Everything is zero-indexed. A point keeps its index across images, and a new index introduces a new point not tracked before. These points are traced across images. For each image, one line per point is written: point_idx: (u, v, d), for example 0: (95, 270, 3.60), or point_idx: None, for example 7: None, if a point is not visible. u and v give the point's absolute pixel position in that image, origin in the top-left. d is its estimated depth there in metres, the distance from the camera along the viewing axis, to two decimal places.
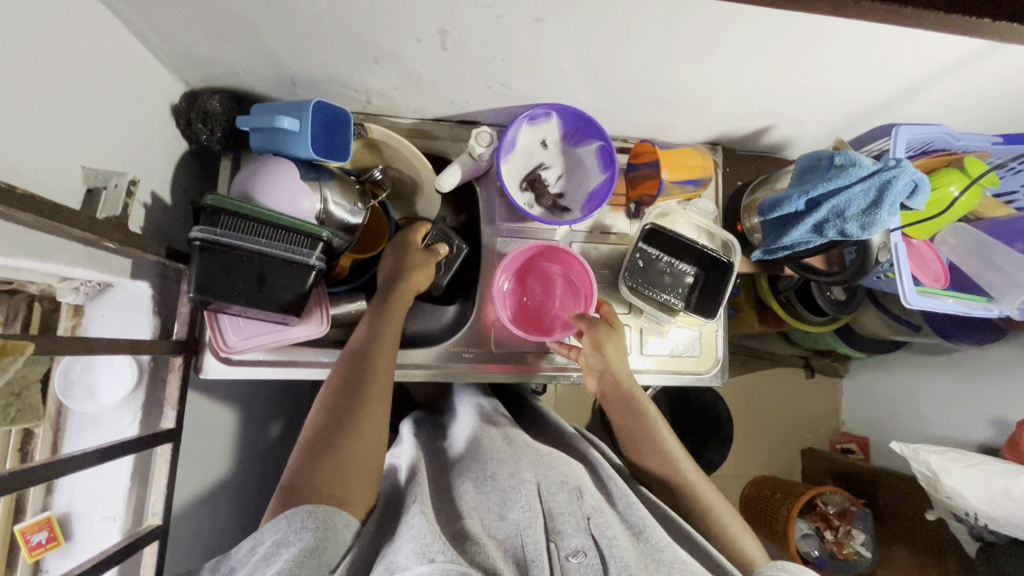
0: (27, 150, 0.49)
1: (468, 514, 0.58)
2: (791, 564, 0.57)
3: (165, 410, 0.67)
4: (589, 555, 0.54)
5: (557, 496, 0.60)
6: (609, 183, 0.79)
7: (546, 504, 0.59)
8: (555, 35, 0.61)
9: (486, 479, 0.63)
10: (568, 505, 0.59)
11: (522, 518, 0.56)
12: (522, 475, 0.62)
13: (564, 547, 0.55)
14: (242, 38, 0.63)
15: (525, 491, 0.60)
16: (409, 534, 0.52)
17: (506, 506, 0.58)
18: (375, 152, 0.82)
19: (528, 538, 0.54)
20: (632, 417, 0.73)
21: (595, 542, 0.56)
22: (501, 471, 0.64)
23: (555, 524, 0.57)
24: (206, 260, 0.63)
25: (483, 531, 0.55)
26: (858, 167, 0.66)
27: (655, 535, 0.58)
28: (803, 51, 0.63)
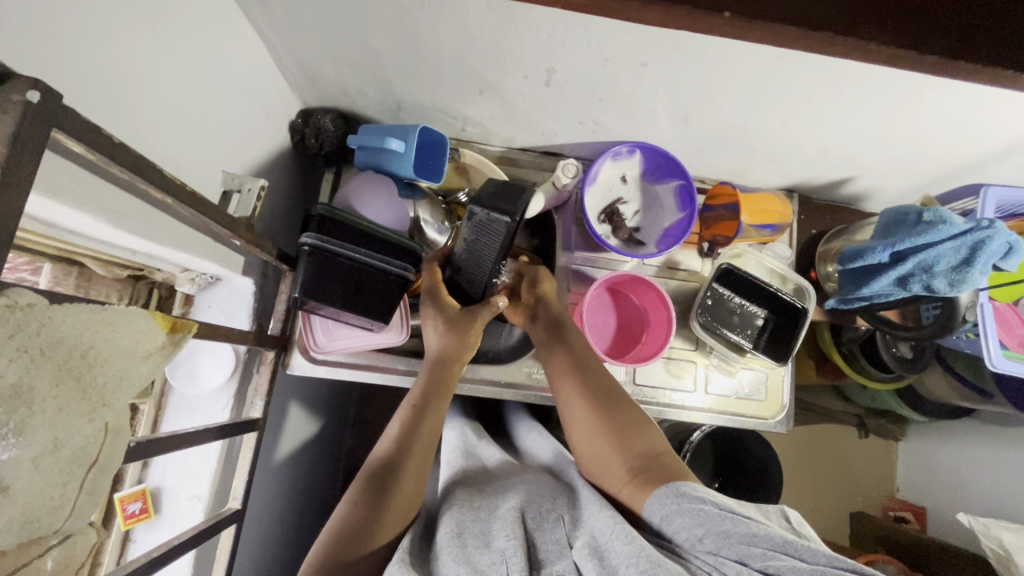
0: (186, 154, 0.54)
1: (446, 545, 0.56)
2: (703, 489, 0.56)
3: (254, 400, 0.71)
4: None
5: (542, 526, 0.59)
6: (687, 221, 0.81)
7: (528, 534, 0.57)
8: (655, 78, 0.64)
9: (468, 509, 0.61)
10: (551, 534, 0.58)
11: (503, 545, 0.54)
12: (505, 505, 0.60)
13: (548, 573, 0.54)
14: (364, 65, 0.69)
15: (509, 518, 0.58)
16: None
17: (490, 535, 0.57)
18: (463, 176, 0.85)
19: (510, 566, 0.52)
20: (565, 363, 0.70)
21: (577, 565, 0.54)
22: (486, 506, 0.61)
23: (536, 553, 0.56)
24: (313, 263, 0.68)
25: (462, 557, 0.53)
26: (949, 225, 0.65)
27: (624, 530, 0.54)
28: (898, 108, 0.64)
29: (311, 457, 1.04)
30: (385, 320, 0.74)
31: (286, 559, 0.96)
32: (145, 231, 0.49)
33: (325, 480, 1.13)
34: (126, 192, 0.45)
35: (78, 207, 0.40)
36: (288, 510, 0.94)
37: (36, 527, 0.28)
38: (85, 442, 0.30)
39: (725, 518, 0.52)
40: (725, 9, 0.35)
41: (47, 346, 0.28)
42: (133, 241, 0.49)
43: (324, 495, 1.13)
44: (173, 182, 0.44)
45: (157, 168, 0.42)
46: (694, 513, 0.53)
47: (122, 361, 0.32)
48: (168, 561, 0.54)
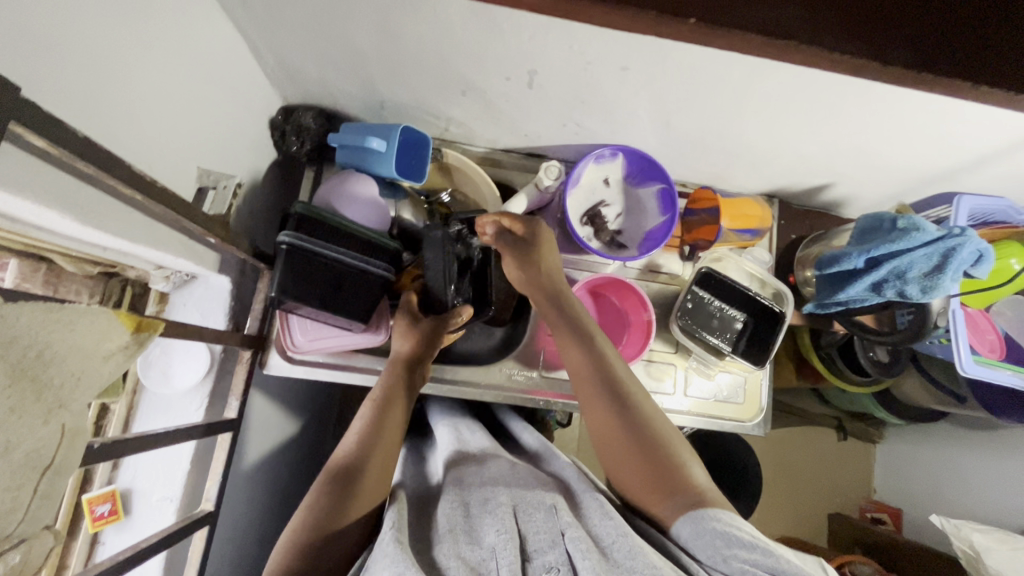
0: (159, 151, 0.53)
1: (441, 537, 0.56)
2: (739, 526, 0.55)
3: (229, 400, 0.70)
4: (562, 570, 0.53)
5: (534, 516, 0.58)
6: (668, 225, 0.81)
7: (521, 526, 0.57)
8: (636, 82, 0.64)
9: (463, 500, 0.61)
10: (543, 524, 0.57)
11: (495, 539, 0.55)
12: (497, 498, 0.60)
13: (538, 564, 0.54)
14: (345, 63, 0.68)
15: (502, 511, 0.58)
16: (382, 561, 0.51)
17: (482, 530, 0.57)
18: (445, 175, 0.86)
19: (501, 560, 0.53)
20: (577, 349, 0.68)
21: (569, 557, 0.54)
22: (479, 497, 0.61)
23: (528, 545, 0.56)
24: (291, 262, 0.67)
25: (454, 553, 0.53)
26: (921, 232, 0.66)
27: (628, 542, 0.55)
28: (874, 117, 0.65)
29: (289, 457, 1.03)
30: (364, 321, 0.73)
31: (262, 561, 0.95)
32: (115, 228, 0.48)
33: (304, 481, 1.12)
34: (94, 189, 0.44)
35: (42, 202, 0.39)
36: (264, 511, 0.93)
37: None
38: (40, 443, 0.29)
39: (762, 556, 0.52)
40: (693, 15, 0.36)
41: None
42: (102, 238, 0.48)
43: (302, 495, 1.12)
44: (142, 178, 0.44)
45: (124, 164, 0.42)
46: (732, 538, 0.53)
47: (80, 361, 0.32)
48: (135, 564, 0.53)
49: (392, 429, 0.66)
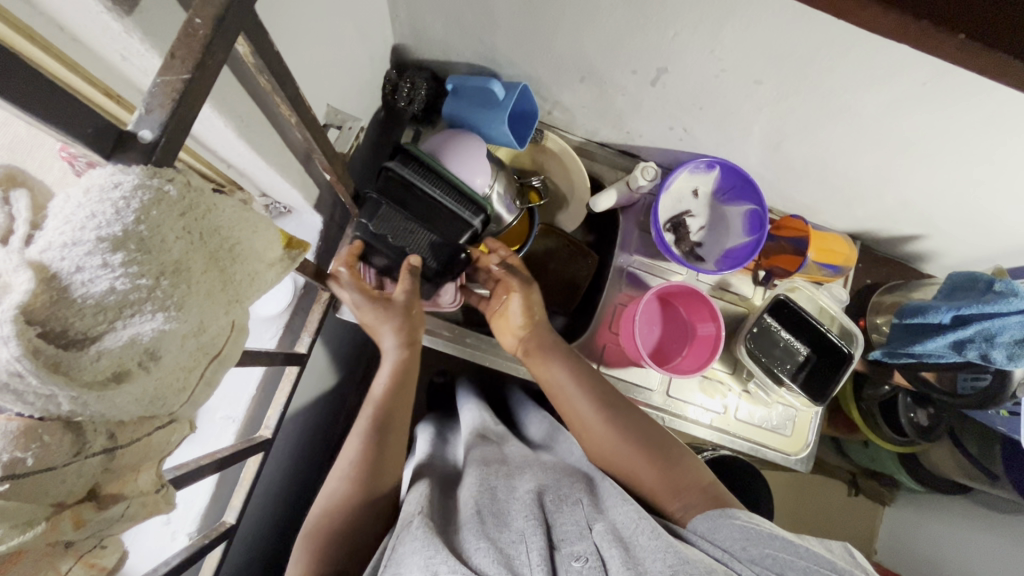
0: (304, 82, 0.55)
1: (466, 522, 0.56)
2: (737, 515, 0.56)
3: (301, 336, 0.72)
4: (592, 559, 0.53)
5: (561, 509, 0.59)
6: (754, 246, 0.80)
7: (549, 516, 0.58)
8: (764, 98, 0.64)
9: (487, 484, 0.63)
10: (570, 516, 0.58)
11: (523, 526, 0.55)
12: (524, 488, 0.61)
13: (567, 553, 0.54)
14: (477, 30, 0.69)
15: (529, 503, 0.59)
16: (412, 545, 0.51)
17: (509, 516, 0.57)
18: (538, 159, 0.87)
19: (529, 544, 0.53)
20: (555, 364, 0.74)
21: (598, 547, 0.54)
22: (505, 488, 0.62)
23: (555, 534, 0.56)
24: (390, 189, 0.69)
25: (482, 534, 0.54)
26: (1020, 299, 0.65)
27: (648, 526, 0.55)
28: (995, 174, 0.64)
29: (321, 403, 1.05)
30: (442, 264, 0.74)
31: (285, 498, 0.97)
32: (258, 147, 0.49)
33: (328, 429, 1.14)
34: (252, 104, 0.45)
35: (217, 108, 0.40)
36: (293, 450, 0.95)
37: (158, 405, 0.29)
38: (219, 331, 0.30)
39: (783, 545, 0.52)
40: (959, 31, 0.34)
41: (205, 232, 0.29)
42: (244, 153, 0.49)
43: (323, 443, 1.14)
44: (304, 104, 0.45)
45: (294, 87, 0.43)
46: (750, 532, 0.54)
47: (255, 263, 0.33)
48: (212, 472, 0.55)
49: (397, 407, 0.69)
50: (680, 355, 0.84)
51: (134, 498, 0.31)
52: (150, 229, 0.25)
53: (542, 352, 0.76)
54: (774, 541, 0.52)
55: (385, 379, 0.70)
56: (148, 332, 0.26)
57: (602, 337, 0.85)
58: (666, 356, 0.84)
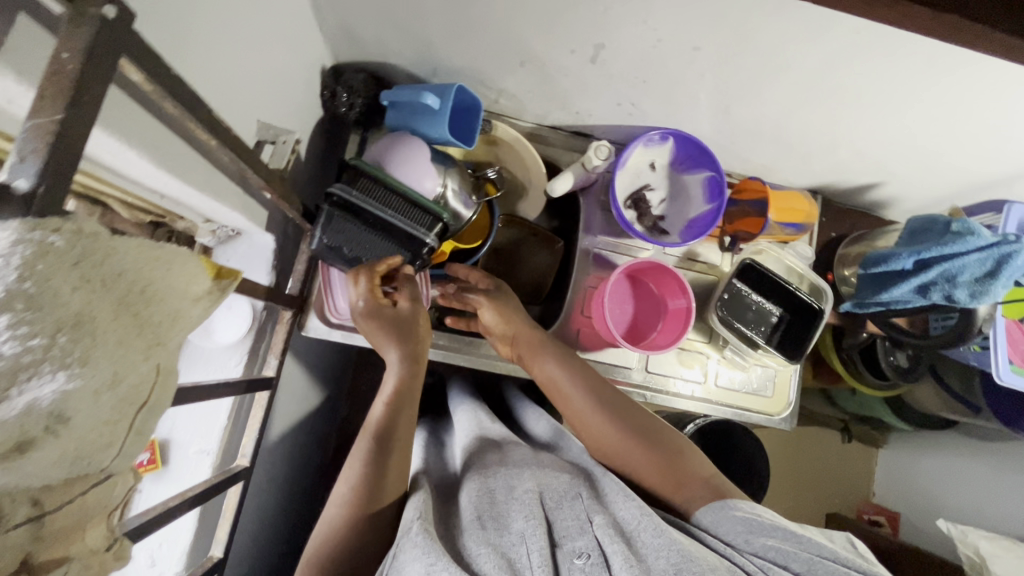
0: (226, 99, 0.52)
1: (467, 525, 0.56)
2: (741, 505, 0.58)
3: (267, 359, 0.70)
4: (593, 556, 0.53)
5: (561, 506, 0.59)
6: (714, 214, 0.80)
7: (548, 514, 0.58)
8: (705, 64, 0.63)
9: (485, 488, 0.62)
10: (570, 512, 0.58)
11: (524, 527, 0.55)
12: (523, 485, 0.60)
13: (568, 551, 0.54)
14: (408, 24, 0.67)
15: (529, 500, 0.58)
16: (413, 551, 0.51)
17: (508, 516, 0.57)
18: (491, 150, 0.85)
19: (530, 546, 0.53)
20: (553, 364, 0.73)
21: (599, 544, 0.55)
22: (504, 486, 0.61)
23: (555, 532, 0.56)
24: (338, 211, 0.66)
25: (482, 540, 0.54)
26: (977, 236, 0.66)
27: (651, 521, 0.55)
28: (942, 114, 0.64)
29: (306, 422, 1.03)
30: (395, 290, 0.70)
31: (280, 521, 0.96)
32: (182, 174, 0.47)
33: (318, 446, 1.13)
34: (167, 131, 0.43)
35: (125, 140, 0.38)
36: (282, 473, 0.94)
37: (84, 464, 0.27)
38: (140, 379, 0.29)
39: (785, 537, 0.54)
40: None
41: (107, 277, 0.27)
42: (169, 183, 0.47)
43: (315, 461, 1.13)
44: (221, 125, 0.42)
45: (207, 108, 0.40)
46: (753, 524, 0.56)
47: (177, 301, 0.32)
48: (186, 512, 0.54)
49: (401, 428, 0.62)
50: (656, 331, 0.83)
51: (75, 559, 0.30)
52: (37, 285, 0.24)
53: (539, 352, 0.74)
54: (778, 533, 0.54)
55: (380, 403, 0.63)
56: (48, 396, 0.24)
57: (576, 322, 0.85)
58: (641, 335, 0.84)
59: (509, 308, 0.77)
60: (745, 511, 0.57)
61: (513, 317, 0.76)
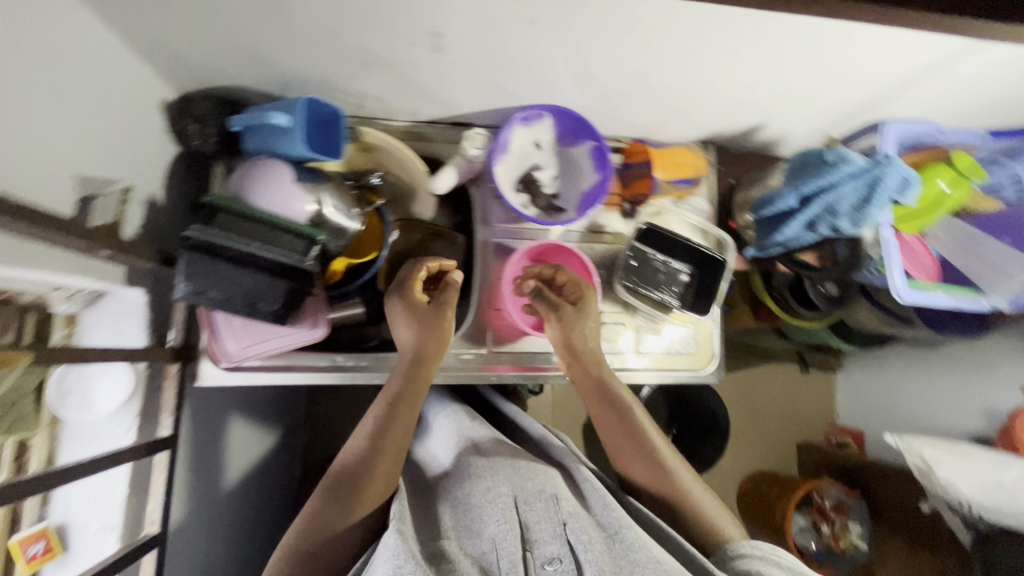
0: (16, 162, 0.47)
1: (444, 535, 0.60)
2: (763, 543, 0.61)
3: (161, 418, 0.68)
4: (564, 561, 0.59)
5: (534, 506, 0.63)
6: (603, 183, 0.79)
7: (522, 516, 0.62)
8: (546, 35, 0.60)
9: (463, 498, 0.65)
10: (544, 513, 0.62)
11: (496, 531, 0.59)
12: (497, 489, 0.64)
13: (540, 555, 0.59)
14: (232, 42, 0.62)
15: (502, 505, 0.62)
16: (385, 553, 0.55)
17: (481, 522, 0.61)
18: (370, 156, 0.82)
19: (501, 551, 0.58)
20: (597, 392, 0.73)
21: (571, 547, 0.60)
22: (477, 487, 0.65)
23: (530, 535, 0.61)
24: (197, 254, 0.62)
25: (457, 548, 0.59)
26: (849, 164, 0.66)
27: (629, 535, 0.61)
28: (794, 48, 0.63)
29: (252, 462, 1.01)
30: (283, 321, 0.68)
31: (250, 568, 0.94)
32: None
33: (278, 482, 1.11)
34: None
35: None
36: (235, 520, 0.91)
37: None
38: None
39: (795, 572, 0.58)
40: None
41: None
42: None
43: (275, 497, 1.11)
44: None
45: None
46: (770, 561, 0.59)
47: None
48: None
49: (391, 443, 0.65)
50: None
51: None
52: None
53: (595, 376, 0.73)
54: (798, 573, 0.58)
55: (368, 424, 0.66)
56: None
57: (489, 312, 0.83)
58: None
59: (575, 325, 0.74)
60: (763, 549, 0.61)
61: (577, 337, 0.74)
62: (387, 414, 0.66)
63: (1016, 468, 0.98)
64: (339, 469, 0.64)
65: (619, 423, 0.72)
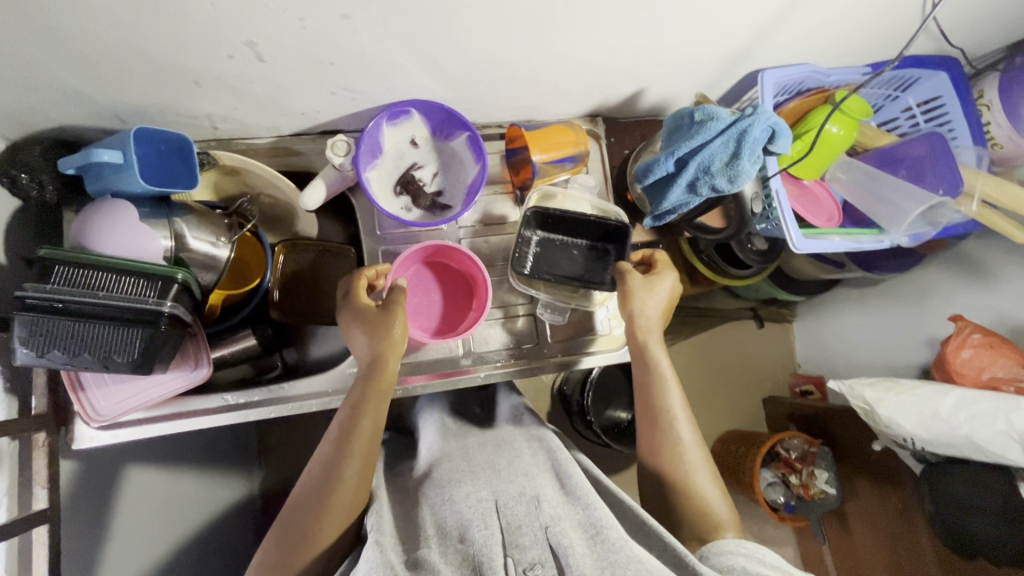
0: None
1: (426, 543, 0.58)
2: (749, 541, 0.59)
3: (35, 490, 0.63)
4: (546, 566, 0.55)
5: (517, 509, 0.61)
6: (482, 174, 0.76)
7: (503, 520, 0.60)
8: (371, 28, 0.57)
9: (450, 504, 0.63)
10: (525, 518, 0.60)
11: (480, 538, 0.57)
12: (480, 494, 0.63)
13: (520, 560, 0.56)
14: (36, 82, 0.58)
15: (483, 511, 0.60)
16: (363, 565, 0.54)
17: (465, 528, 0.59)
18: (237, 180, 0.78)
19: (485, 554, 0.56)
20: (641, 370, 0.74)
21: (552, 552, 0.56)
22: (459, 492, 0.64)
23: (512, 539, 0.58)
24: (31, 316, 0.57)
25: (439, 557, 0.56)
26: (715, 121, 0.64)
27: (610, 534, 0.56)
28: (637, 7, 0.61)
29: None
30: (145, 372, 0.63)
31: None
32: None
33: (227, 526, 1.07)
34: None
35: None
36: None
37: None
38: None
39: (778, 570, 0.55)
40: None
41: None
42: None
43: None
44: None
45: None
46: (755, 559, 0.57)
47: None
48: None
49: (355, 452, 0.64)
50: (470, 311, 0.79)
51: None
52: None
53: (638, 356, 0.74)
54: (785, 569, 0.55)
55: (333, 430, 0.66)
56: None
57: None
58: (460, 319, 0.79)
59: (632, 290, 0.74)
60: (749, 548, 0.59)
61: (638, 306, 0.73)
62: (348, 421, 0.66)
63: (951, 398, 0.89)
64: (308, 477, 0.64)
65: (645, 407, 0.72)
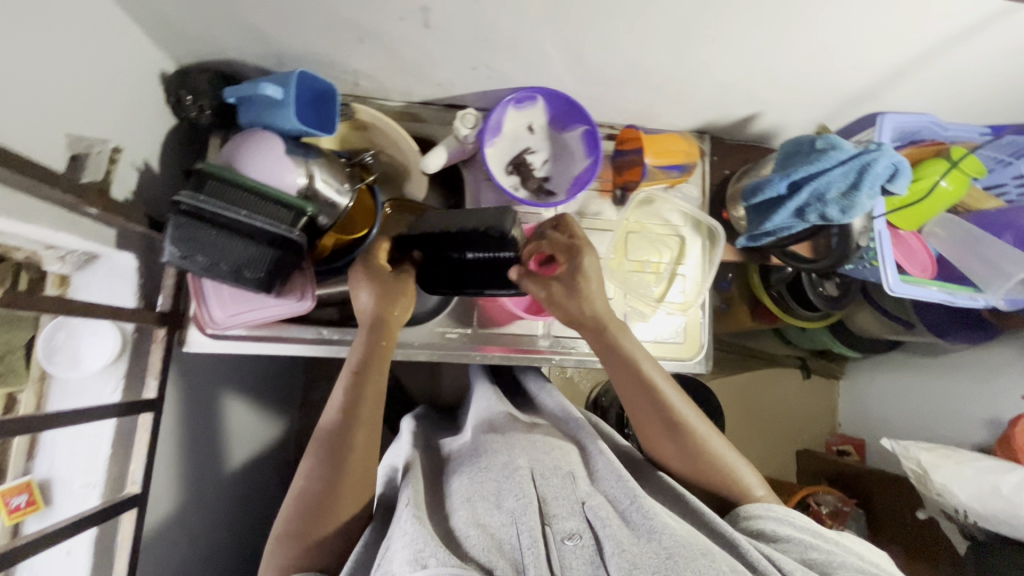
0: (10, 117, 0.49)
1: (458, 507, 0.59)
2: (779, 505, 0.63)
3: (147, 380, 0.69)
4: (585, 537, 0.56)
5: (552, 480, 0.61)
6: (593, 167, 0.79)
7: (540, 490, 0.60)
8: (534, 13, 0.61)
9: (476, 473, 0.63)
10: (561, 490, 0.60)
11: (516, 506, 0.57)
12: (516, 462, 0.63)
13: (560, 529, 0.56)
14: (228, 15, 0.64)
15: (519, 477, 0.60)
16: (404, 539, 0.53)
17: (499, 495, 0.59)
18: (364, 135, 0.83)
19: (522, 527, 0.55)
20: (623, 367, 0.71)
21: (589, 524, 0.57)
22: (495, 460, 0.64)
23: (549, 509, 0.58)
24: (184, 219, 0.63)
25: (474, 520, 0.56)
26: (839, 150, 0.66)
27: (643, 503, 0.59)
28: (782, 32, 0.63)
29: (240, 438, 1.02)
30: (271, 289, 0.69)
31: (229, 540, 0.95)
32: None
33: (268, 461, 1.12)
34: None
35: None
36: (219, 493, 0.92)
37: None
38: None
39: (808, 532, 0.60)
40: None
41: None
42: None
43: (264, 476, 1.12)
44: None
45: None
46: (783, 521, 0.62)
47: None
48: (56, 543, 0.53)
49: (365, 417, 0.65)
50: None
51: None
52: None
53: (619, 355, 0.71)
54: (824, 536, 0.60)
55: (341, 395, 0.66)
56: None
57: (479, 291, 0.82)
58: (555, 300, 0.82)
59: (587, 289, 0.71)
60: (777, 511, 0.63)
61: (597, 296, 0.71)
62: (355, 388, 0.66)
63: (1015, 476, 0.87)
64: (322, 443, 0.64)
65: (644, 398, 0.70)
